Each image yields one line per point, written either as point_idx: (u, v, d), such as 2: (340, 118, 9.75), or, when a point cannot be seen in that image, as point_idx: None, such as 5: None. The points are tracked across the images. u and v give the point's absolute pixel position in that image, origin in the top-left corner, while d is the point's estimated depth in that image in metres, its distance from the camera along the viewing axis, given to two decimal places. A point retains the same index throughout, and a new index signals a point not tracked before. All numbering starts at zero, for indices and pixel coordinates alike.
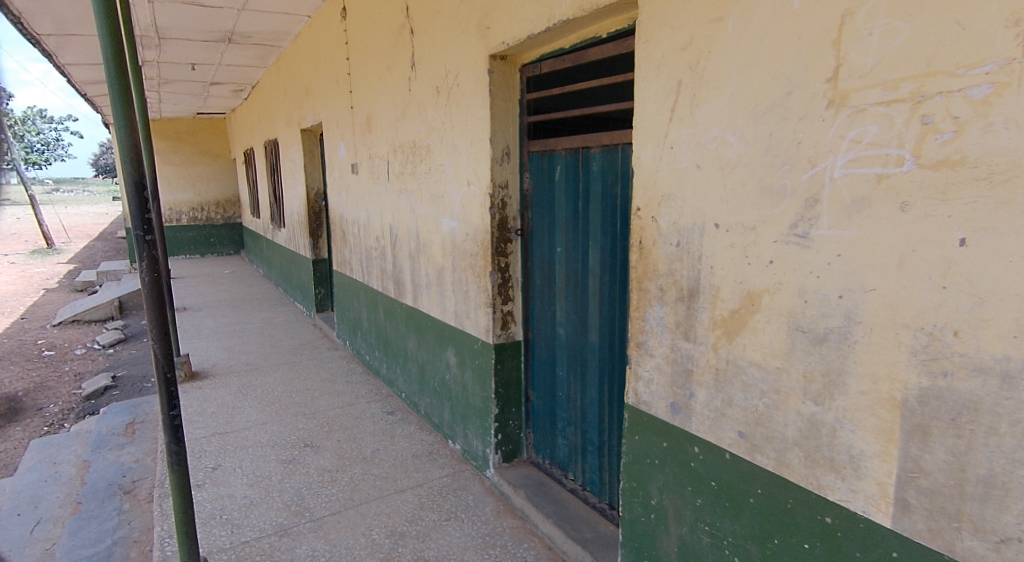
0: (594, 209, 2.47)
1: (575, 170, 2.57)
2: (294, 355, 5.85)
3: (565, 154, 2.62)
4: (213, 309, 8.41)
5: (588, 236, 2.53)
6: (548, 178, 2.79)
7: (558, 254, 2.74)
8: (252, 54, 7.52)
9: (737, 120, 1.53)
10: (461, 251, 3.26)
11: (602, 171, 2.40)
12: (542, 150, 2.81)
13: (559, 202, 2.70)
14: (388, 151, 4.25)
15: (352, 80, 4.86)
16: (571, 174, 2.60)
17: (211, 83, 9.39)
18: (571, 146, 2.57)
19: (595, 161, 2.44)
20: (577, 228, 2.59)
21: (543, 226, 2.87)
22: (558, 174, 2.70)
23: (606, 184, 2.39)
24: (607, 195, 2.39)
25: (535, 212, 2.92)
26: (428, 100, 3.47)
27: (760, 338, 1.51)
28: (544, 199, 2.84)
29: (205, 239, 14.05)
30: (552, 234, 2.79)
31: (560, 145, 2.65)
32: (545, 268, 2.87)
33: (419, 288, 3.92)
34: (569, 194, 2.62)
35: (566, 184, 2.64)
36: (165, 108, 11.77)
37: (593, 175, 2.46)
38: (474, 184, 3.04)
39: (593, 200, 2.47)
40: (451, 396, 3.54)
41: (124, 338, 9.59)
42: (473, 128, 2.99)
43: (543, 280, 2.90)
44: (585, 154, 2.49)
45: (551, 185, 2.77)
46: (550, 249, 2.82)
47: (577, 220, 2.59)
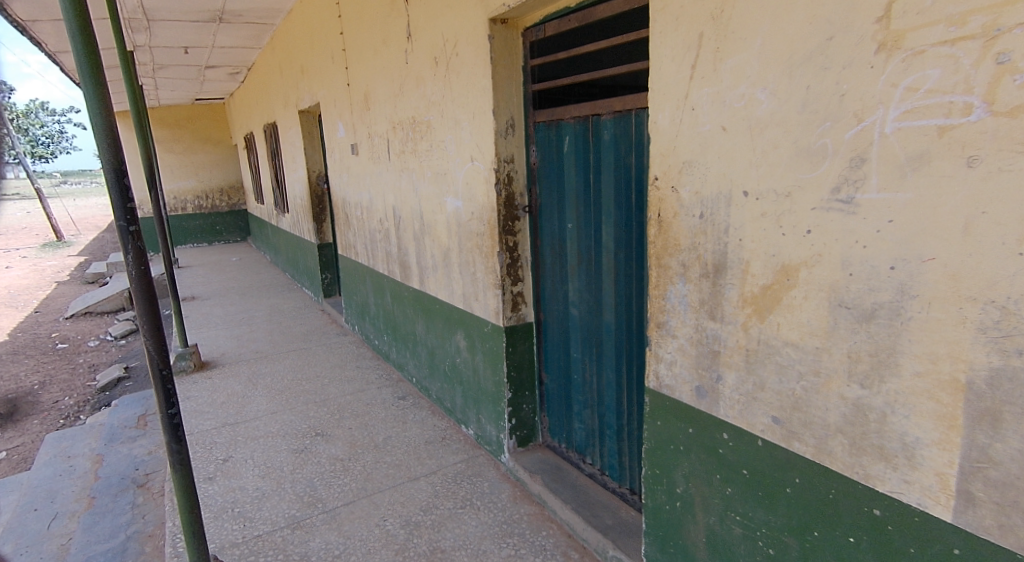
0: (607, 181, 2.32)
1: (585, 138, 2.41)
2: (303, 341, 5.78)
3: (574, 123, 2.47)
4: (221, 297, 8.35)
5: (600, 210, 2.39)
6: (556, 149, 2.64)
7: (569, 230, 2.61)
8: (245, 34, 7.32)
9: (769, 75, 1.38)
10: (467, 231, 3.12)
11: (614, 140, 2.25)
12: (548, 120, 2.65)
13: (569, 176, 2.55)
14: (388, 129, 4.10)
15: (348, 56, 4.68)
16: (580, 143, 2.45)
17: (206, 66, 9.21)
18: (578, 114, 2.42)
19: (606, 129, 2.28)
20: (589, 201, 2.44)
21: (551, 201, 2.72)
22: (567, 145, 2.54)
23: (619, 154, 2.24)
24: (620, 165, 2.24)
25: (543, 186, 2.77)
26: (427, 72, 3.31)
27: (798, 316, 1.37)
28: (553, 172, 2.68)
29: (211, 227, 13.98)
30: (561, 208, 2.65)
31: (568, 113, 2.49)
32: (556, 245, 2.73)
33: (425, 270, 3.80)
34: (579, 166, 2.47)
35: (576, 156, 2.48)
36: (164, 95, 11.64)
37: (604, 143, 2.30)
38: (478, 159, 2.89)
39: (605, 172, 2.32)
40: (463, 381, 3.44)
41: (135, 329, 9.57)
42: (475, 100, 2.83)
43: (553, 259, 2.76)
44: (595, 122, 2.34)
45: (559, 157, 2.61)
46: (559, 225, 2.68)
47: (588, 194, 2.44)
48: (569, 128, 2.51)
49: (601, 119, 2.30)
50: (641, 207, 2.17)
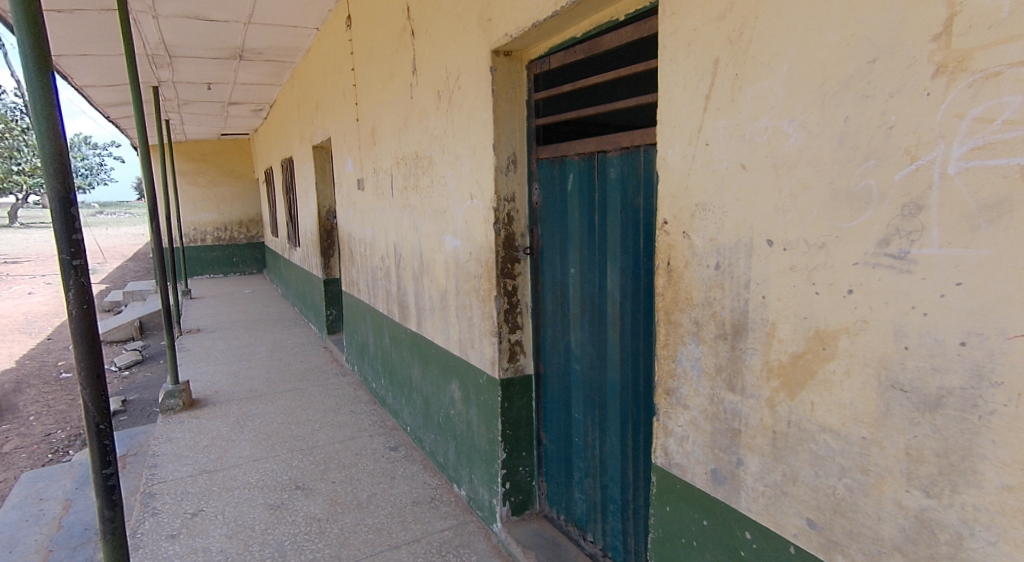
0: (613, 224, 2.09)
1: (590, 177, 2.20)
2: (300, 380, 5.55)
3: (578, 160, 2.26)
4: (227, 331, 8.22)
5: (605, 256, 2.16)
6: (559, 188, 2.43)
7: (571, 277, 2.37)
8: (265, 71, 7.31)
9: (797, 104, 1.15)
10: (464, 273, 2.91)
11: (620, 179, 2.04)
12: (551, 157, 2.45)
13: (572, 217, 2.34)
14: (392, 165, 3.95)
15: (358, 92, 4.59)
16: (584, 182, 2.24)
17: (229, 103, 9.28)
18: (582, 150, 2.22)
19: (612, 167, 2.07)
20: (594, 246, 2.21)
21: (553, 243, 2.50)
22: (570, 184, 2.34)
23: (625, 195, 2.02)
24: (627, 206, 2.02)
25: (545, 227, 2.55)
26: (430, 106, 3.16)
27: (838, 396, 1.11)
28: (555, 212, 2.47)
29: (228, 259, 14.02)
30: (564, 252, 2.42)
31: (571, 150, 2.30)
32: (557, 292, 2.49)
33: (423, 313, 3.58)
34: (583, 207, 2.26)
35: (580, 195, 2.27)
36: (189, 130, 11.85)
37: (610, 181, 2.09)
38: (478, 198, 2.71)
39: (611, 214, 2.10)
40: (456, 435, 3.17)
41: (140, 360, 9.35)
42: (476, 135, 2.66)
43: (555, 308, 2.52)
44: (600, 159, 2.13)
45: (562, 196, 2.41)
46: (561, 270, 2.45)
47: (593, 237, 2.22)
48: (573, 166, 2.31)
49: (606, 156, 2.10)
50: (649, 253, 1.94)
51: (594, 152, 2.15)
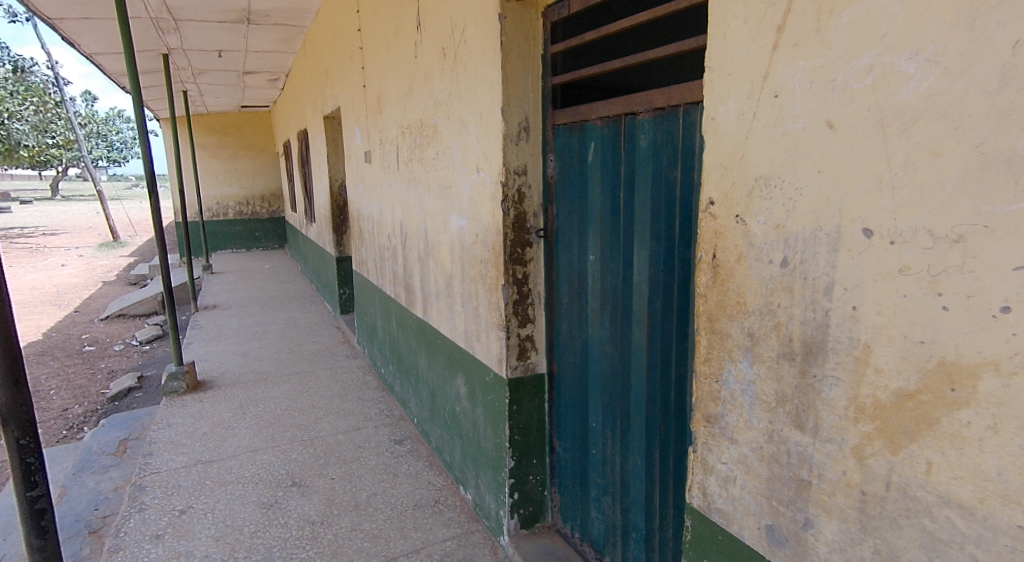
0: (641, 202, 1.74)
1: (615, 145, 1.84)
2: (309, 361, 5.30)
3: (599, 126, 1.90)
4: (244, 305, 7.99)
5: (630, 241, 1.81)
6: (576, 160, 2.07)
7: (590, 266, 2.03)
8: (277, 38, 6.82)
9: (926, 29, 0.81)
10: (470, 257, 2.58)
11: (650, 148, 1.67)
12: (567, 122, 2.09)
13: (592, 193, 1.99)
14: (397, 135, 3.60)
15: (364, 55, 4.21)
16: (607, 152, 1.88)
17: (244, 73, 8.82)
18: (605, 113, 1.86)
19: (641, 133, 1.71)
20: (618, 229, 1.87)
21: (569, 225, 2.16)
22: (590, 155, 1.98)
23: (657, 167, 1.66)
24: (657, 181, 1.66)
25: (561, 206, 2.20)
26: (434, 66, 2.80)
27: (974, 460, 0.78)
28: (572, 188, 2.12)
29: (249, 234, 13.88)
30: (582, 235, 2.08)
31: (592, 113, 1.93)
32: (573, 282, 2.15)
33: (429, 297, 3.26)
34: (605, 182, 1.91)
35: (601, 168, 1.92)
36: (208, 103, 11.60)
37: (638, 150, 1.73)
38: (485, 171, 2.37)
39: (638, 190, 1.75)
40: (462, 434, 2.88)
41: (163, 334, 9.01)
42: (483, 97, 2.31)
43: (571, 300, 2.19)
44: (627, 124, 1.77)
45: (580, 170, 2.05)
46: (578, 257, 2.10)
47: (617, 218, 1.87)
48: (593, 132, 1.94)
49: (634, 120, 1.74)
50: (684, 238, 1.58)
51: (621, 115, 1.79)
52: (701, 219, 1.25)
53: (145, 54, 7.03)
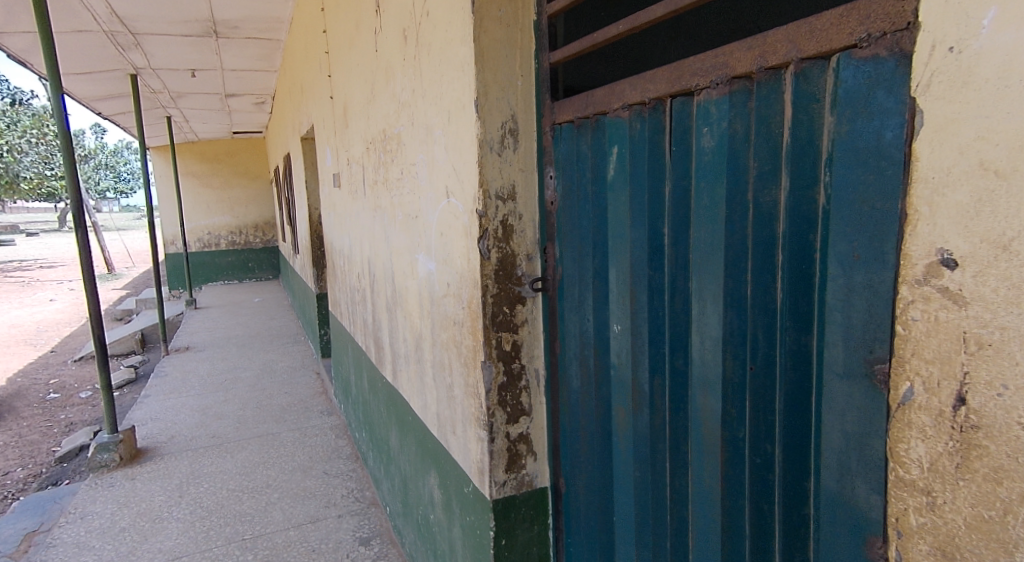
0: (705, 245, 1.02)
1: (657, 149, 1.13)
2: (276, 417, 4.42)
3: (627, 120, 1.19)
4: (220, 345, 7.08)
5: (686, 308, 1.10)
6: (586, 178, 1.36)
7: (615, 340, 1.31)
8: (255, 54, 6.07)
9: None
10: (441, 317, 1.85)
11: (722, 150, 0.96)
12: (573, 119, 1.38)
13: (614, 228, 1.27)
14: (363, 152, 2.89)
15: (330, 61, 3.51)
16: (641, 162, 1.17)
17: (228, 97, 8.09)
18: (639, 96, 1.15)
19: (706, 124, 0.99)
20: (662, 286, 1.15)
21: (577, 274, 1.43)
22: (611, 169, 1.27)
23: (735, 181, 0.94)
24: (734, 208, 0.94)
25: (565, 246, 1.48)
26: (396, 58, 2.10)
27: None
28: (581, 220, 1.39)
29: (244, 265, 12.86)
30: (597, 291, 1.35)
31: (614, 98, 1.23)
32: (586, 361, 1.42)
33: (399, 359, 2.49)
34: (637, 208, 1.19)
35: (630, 187, 1.21)
36: (197, 132, 11.01)
37: (700, 154, 1.02)
38: (455, 196, 1.66)
39: (700, 224, 1.03)
40: (437, 553, 2.12)
41: (136, 378, 7.71)
42: (450, 89, 1.60)
43: (581, 387, 1.45)
44: (680, 111, 1.06)
45: (592, 192, 1.33)
46: (592, 325, 1.38)
47: (660, 268, 1.15)
48: (615, 131, 1.24)
49: (692, 104, 1.04)
50: (795, 315, 0.85)
51: (666, 95, 1.09)
52: (906, 318, 0.63)
53: (110, 74, 6.38)
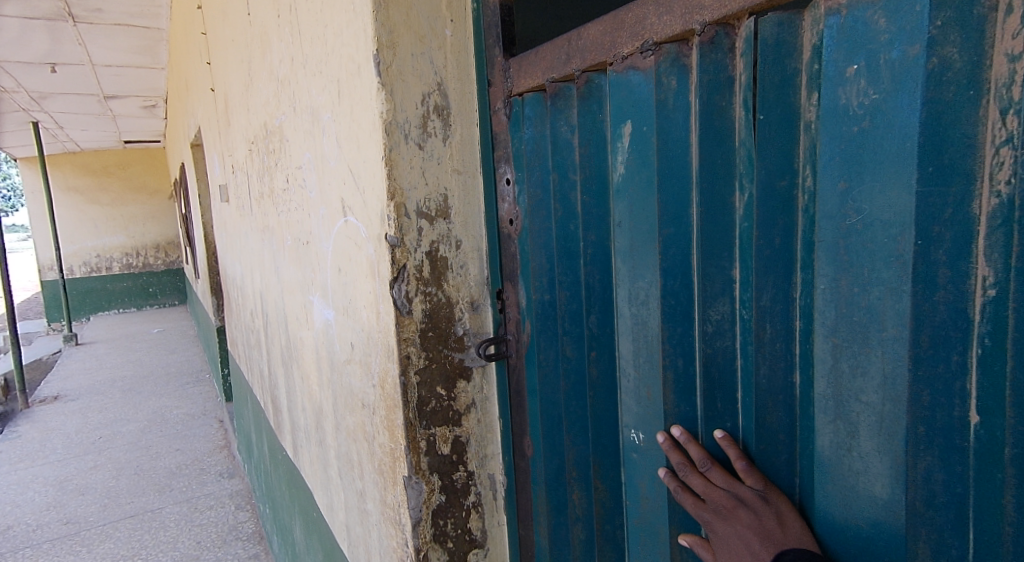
0: (849, 314, 0.52)
1: (722, 121, 0.62)
2: (159, 487, 3.58)
3: (652, 76, 0.67)
4: (100, 390, 5.99)
5: (794, 419, 0.60)
6: (573, 184, 0.85)
7: (636, 456, 0.80)
8: (130, 46, 5.07)
9: None
10: (345, 394, 1.26)
11: (904, 108, 0.46)
12: (543, 83, 0.85)
13: (627, 266, 0.76)
14: (246, 156, 2.23)
15: (208, 45, 2.80)
16: (683, 153, 0.66)
17: (107, 100, 6.95)
18: (680, 25, 0.62)
19: (856, 56, 0.49)
20: (735, 372, 0.65)
21: (554, 337, 0.92)
22: (619, 165, 0.75)
23: (942, 177, 0.45)
24: (937, 235, 0.45)
25: (534, 290, 0.94)
26: (269, 21, 1.50)
27: None
28: (565, 247, 0.87)
29: (142, 290, 11.32)
30: (600, 368, 0.85)
31: (626, 35, 0.70)
32: (580, 478, 0.91)
33: (297, 432, 1.85)
34: (671, 235, 0.68)
35: (660, 198, 0.68)
36: (78, 142, 9.64)
37: (830, 127, 0.51)
38: (354, 213, 1.08)
39: (831, 271, 0.53)
40: None
41: None
42: (339, 46, 1.03)
43: (573, 514, 0.93)
44: (774, 41, 0.55)
45: (585, 206, 0.83)
46: (593, 422, 0.87)
47: (729, 340, 0.65)
48: (626, 97, 0.72)
49: (806, 18, 0.53)
50: None
51: (746, 11, 0.56)
52: None
53: None
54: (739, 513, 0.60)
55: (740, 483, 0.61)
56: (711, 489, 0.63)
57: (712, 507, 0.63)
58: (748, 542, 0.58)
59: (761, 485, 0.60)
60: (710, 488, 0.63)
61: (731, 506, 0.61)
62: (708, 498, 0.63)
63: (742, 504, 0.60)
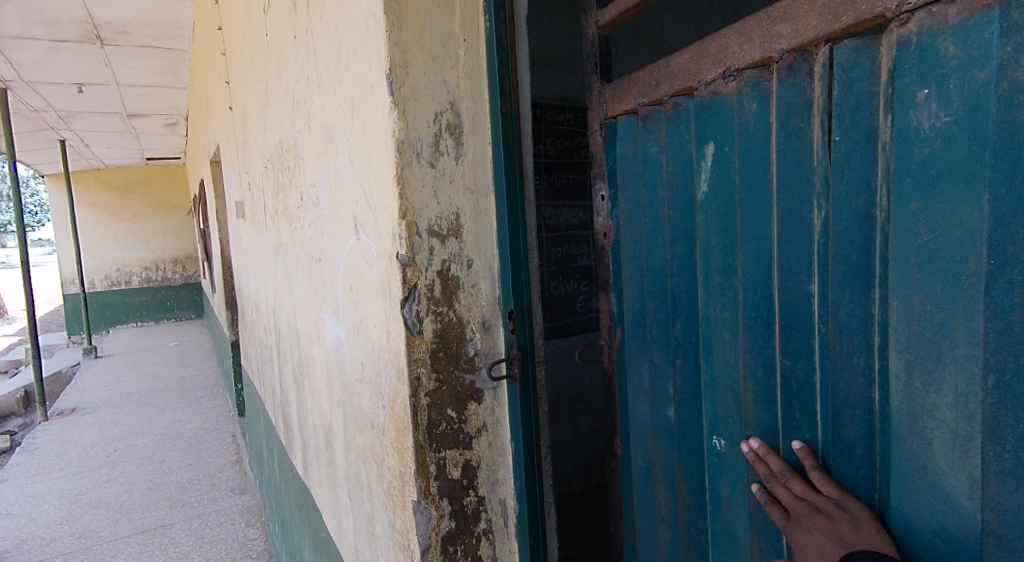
0: (923, 333, 0.52)
1: (801, 142, 0.62)
2: (170, 502, 3.57)
3: (733, 99, 0.69)
4: (116, 403, 6.05)
5: (875, 432, 0.59)
6: (661, 200, 0.83)
7: (719, 460, 0.79)
8: (153, 66, 5.17)
9: None
10: (355, 413, 1.24)
11: (978, 129, 0.46)
12: (636, 107, 0.85)
13: (709, 281, 0.76)
14: (262, 173, 2.25)
15: (227, 63, 2.83)
16: (761, 170, 0.67)
17: (130, 118, 7.09)
18: (759, 53, 0.64)
19: (926, 81, 0.49)
20: (816, 395, 0.64)
21: (643, 344, 0.90)
22: (702, 184, 0.76)
23: (1017, 200, 0.45)
24: (1012, 256, 0.45)
25: (625, 300, 0.93)
26: (285, 40, 1.51)
27: None
28: (650, 263, 0.87)
29: (160, 303, 11.47)
30: (685, 377, 0.83)
31: (709, 62, 0.71)
32: (666, 481, 0.89)
33: (308, 450, 1.83)
34: (754, 251, 0.69)
35: (742, 213, 0.70)
36: (102, 159, 9.86)
37: (900, 148, 0.52)
38: (366, 232, 1.07)
39: (901, 288, 0.53)
40: None
41: (9, 447, 6.46)
42: (353, 65, 1.03)
43: (660, 515, 0.92)
44: (852, 64, 0.55)
45: (671, 221, 0.81)
46: (674, 436, 0.86)
47: (807, 361, 0.65)
48: (710, 120, 0.73)
49: (884, 42, 0.53)
50: None
51: (823, 39, 0.57)
52: None
53: None
54: (816, 518, 0.60)
55: (823, 495, 0.61)
56: (794, 498, 0.62)
57: (793, 514, 0.62)
58: (824, 547, 0.58)
59: (838, 494, 0.60)
60: (792, 499, 0.63)
61: (810, 511, 0.61)
62: (790, 507, 0.63)
63: (820, 510, 0.60)
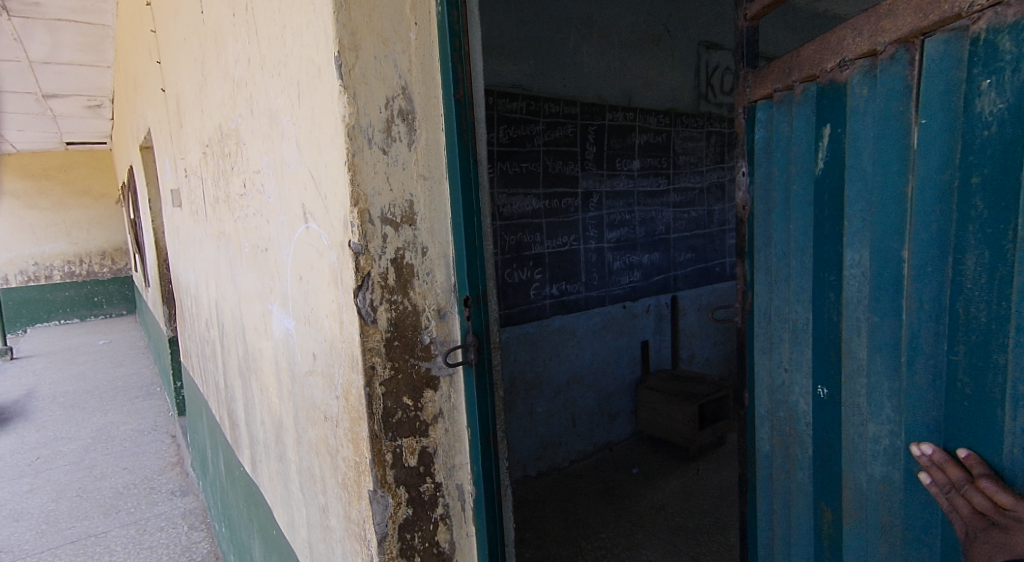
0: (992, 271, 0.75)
1: (897, 122, 0.86)
2: (105, 509, 3.40)
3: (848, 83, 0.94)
4: (38, 408, 5.65)
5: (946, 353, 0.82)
6: (786, 178, 1.10)
7: (821, 409, 1.07)
8: (74, 44, 4.82)
9: None
10: (306, 406, 1.21)
11: None
12: (771, 92, 1.11)
13: (824, 242, 1.02)
14: (201, 160, 2.14)
15: (159, 43, 2.67)
16: (863, 147, 0.93)
17: (48, 99, 6.59)
18: (868, 45, 0.89)
19: (991, 72, 0.73)
20: (897, 338, 0.90)
21: (766, 316, 1.19)
22: (819, 161, 1.02)
23: None
24: None
25: (755, 267, 1.20)
26: (224, 21, 1.45)
27: None
28: (774, 237, 1.15)
29: (86, 299, 11.02)
30: (797, 314, 1.10)
31: (829, 54, 0.97)
32: (783, 418, 1.16)
33: (257, 447, 1.78)
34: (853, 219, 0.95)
35: (847, 189, 0.96)
36: (17, 144, 9.12)
37: (970, 127, 0.75)
38: (315, 221, 1.04)
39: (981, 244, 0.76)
40: None
41: None
42: (298, 47, 1.00)
43: (775, 456, 1.20)
44: (940, 54, 0.78)
45: (794, 194, 1.07)
46: (789, 369, 1.13)
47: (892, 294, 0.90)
48: (828, 103, 0.99)
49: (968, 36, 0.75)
50: None
51: (917, 33, 0.81)
52: None
53: None
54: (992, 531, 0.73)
55: (1004, 512, 0.73)
56: (975, 515, 0.76)
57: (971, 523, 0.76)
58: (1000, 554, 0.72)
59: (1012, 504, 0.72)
60: (974, 509, 0.76)
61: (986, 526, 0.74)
62: (972, 521, 0.76)
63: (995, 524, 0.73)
